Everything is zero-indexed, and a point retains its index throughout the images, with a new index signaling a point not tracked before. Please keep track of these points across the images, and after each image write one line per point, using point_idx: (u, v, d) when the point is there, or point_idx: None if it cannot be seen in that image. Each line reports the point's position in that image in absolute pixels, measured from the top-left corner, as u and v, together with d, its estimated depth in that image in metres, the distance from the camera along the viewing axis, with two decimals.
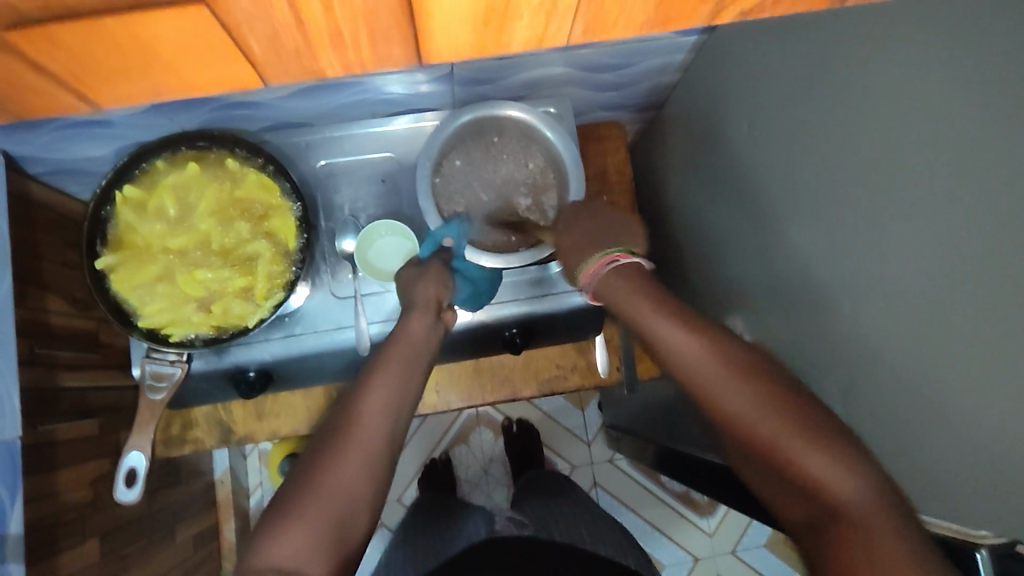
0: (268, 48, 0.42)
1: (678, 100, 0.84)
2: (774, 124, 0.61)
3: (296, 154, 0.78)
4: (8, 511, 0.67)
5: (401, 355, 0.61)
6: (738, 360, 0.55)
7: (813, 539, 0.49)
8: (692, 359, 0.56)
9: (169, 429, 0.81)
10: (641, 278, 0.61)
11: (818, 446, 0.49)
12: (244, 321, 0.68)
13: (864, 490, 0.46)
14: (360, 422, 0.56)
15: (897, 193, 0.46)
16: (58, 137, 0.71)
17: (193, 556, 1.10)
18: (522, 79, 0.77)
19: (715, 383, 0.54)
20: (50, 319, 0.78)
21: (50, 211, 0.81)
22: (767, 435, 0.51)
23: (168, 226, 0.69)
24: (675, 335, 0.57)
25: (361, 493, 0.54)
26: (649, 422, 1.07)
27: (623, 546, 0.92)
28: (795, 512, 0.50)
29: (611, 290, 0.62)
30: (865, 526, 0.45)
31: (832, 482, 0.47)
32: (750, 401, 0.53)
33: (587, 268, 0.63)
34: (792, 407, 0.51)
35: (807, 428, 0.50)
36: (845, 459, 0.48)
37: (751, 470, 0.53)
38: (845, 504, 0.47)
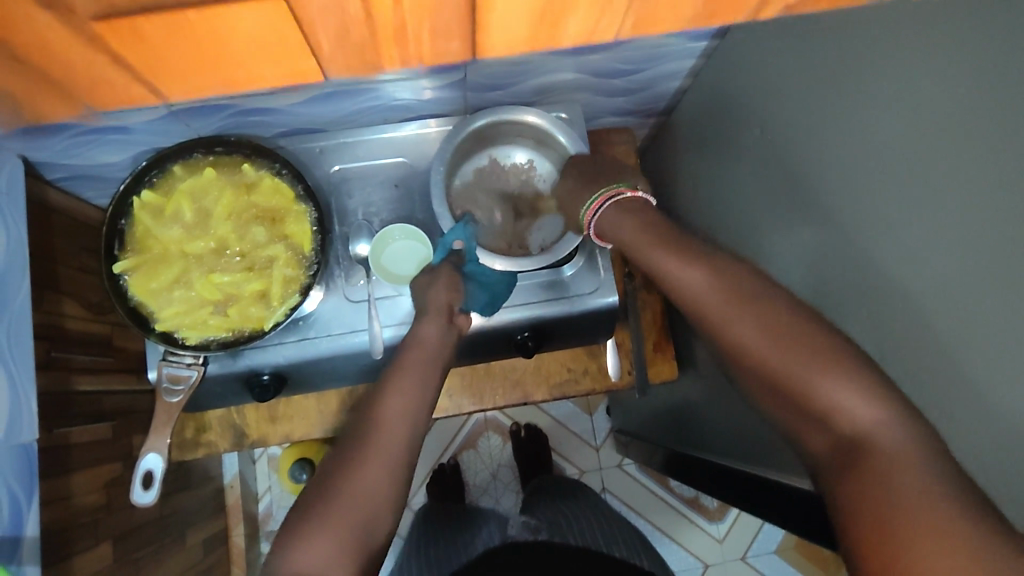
0: None
1: (689, 105, 0.85)
2: (787, 128, 0.62)
3: (310, 160, 0.78)
4: (24, 515, 0.67)
5: (418, 360, 0.62)
6: (754, 296, 0.54)
7: (834, 470, 0.47)
8: (702, 294, 0.57)
9: (183, 432, 0.82)
10: (646, 210, 0.66)
11: (838, 372, 0.48)
12: (260, 324, 0.69)
13: (883, 413, 0.46)
14: (383, 426, 0.57)
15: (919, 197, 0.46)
16: (77, 142, 0.72)
17: (203, 560, 1.10)
18: (535, 85, 0.78)
19: (731, 316, 0.54)
20: (66, 323, 0.79)
21: (67, 216, 0.82)
22: (789, 366, 0.50)
23: (184, 230, 0.69)
24: (687, 271, 0.58)
25: (384, 496, 0.54)
26: (659, 427, 1.06)
27: (635, 543, 0.92)
28: (817, 441, 0.49)
29: (615, 224, 0.66)
30: (886, 455, 0.44)
31: (853, 408, 0.46)
32: (764, 331, 0.52)
33: (585, 213, 0.69)
34: (807, 334, 0.50)
35: (831, 360, 0.49)
36: (863, 385, 0.47)
37: (767, 396, 0.52)
38: (864, 429, 0.46)
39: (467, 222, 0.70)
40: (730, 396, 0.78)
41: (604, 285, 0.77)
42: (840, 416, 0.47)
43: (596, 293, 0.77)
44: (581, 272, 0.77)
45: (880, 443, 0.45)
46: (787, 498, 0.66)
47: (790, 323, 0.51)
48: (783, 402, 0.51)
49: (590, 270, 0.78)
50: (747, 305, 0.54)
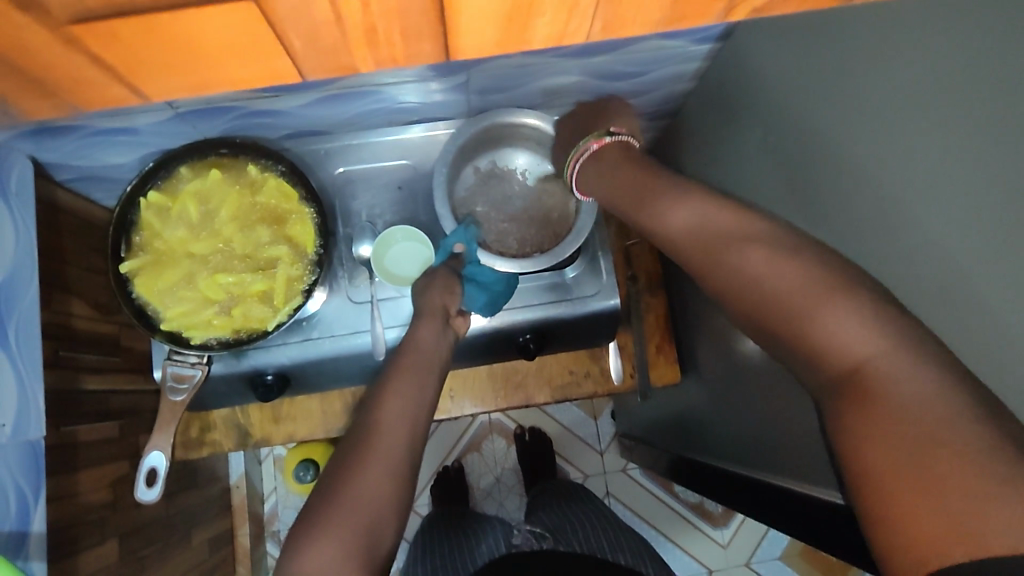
0: (307, 38, 0.39)
1: (693, 107, 0.85)
2: (791, 130, 0.62)
3: (314, 162, 0.79)
4: (31, 511, 0.68)
5: (415, 363, 0.63)
6: (741, 227, 0.50)
7: (835, 401, 0.43)
8: (697, 229, 0.52)
9: (188, 431, 0.82)
10: (626, 157, 0.62)
11: (834, 301, 0.43)
12: (263, 324, 0.70)
13: (881, 339, 0.41)
14: (383, 430, 0.57)
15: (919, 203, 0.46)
16: (86, 144, 0.74)
17: (208, 559, 1.11)
18: (538, 88, 0.78)
19: (730, 245, 0.49)
20: (73, 322, 0.80)
21: (75, 217, 0.84)
22: (781, 296, 0.46)
23: (190, 231, 0.70)
24: (679, 212, 0.54)
25: (387, 500, 0.54)
26: (663, 430, 1.06)
27: (638, 546, 0.92)
28: (815, 371, 0.45)
29: (601, 177, 0.64)
30: (889, 388, 0.40)
31: (850, 337, 0.42)
32: (761, 259, 0.48)
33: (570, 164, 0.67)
34: (797, 261, 0.46)
35: (827, 288, 0.44)
36: (863, 312, 0.42)
37: (759, 330, 0.49)
38: (862, 357, 0.41)
39: (468, 224, 0.71)
40: (733, 400, 0.77)
41: (606, 288, 0.78)
42: (833, 344, 0.43)
43: (599, 295, 0.77)
44: (584, 274, 0.77)
45: (878, 375, 0.40)
46: (790, 503, 0.65)
47: (775, 250, 0.47)
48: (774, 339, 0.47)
49: (592, 273, 0.78)
50: (733, 233, 0.50)
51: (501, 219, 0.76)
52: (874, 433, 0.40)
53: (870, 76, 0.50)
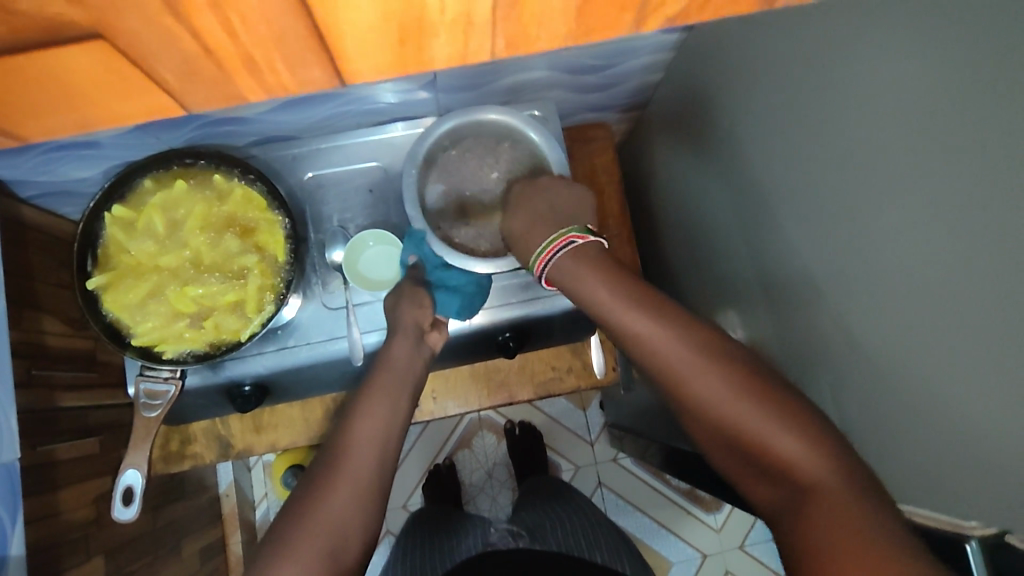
0: (182, 71, 0.36)
1: (664, 97, 0.84)
2: (760, 118, 0.62)
3: (283, 167, 0.78)
4: (9, 534, 0.67)
5: (388, 384, 0.63)
6: (699, 346, 0.56)
7: (782, 515, 0.50)
8: (662, 345, 0.57)
9: (168, 445, 0.81)
10: (597, 258, 0.63)
11: (787, 427, 0.51)
12: (237, 335, 0.69)
13: (823, 460, 0.49)
14: (354, 445, 0.58)
15: (884, 188, 0.46)
16: (47, 159, 0.72)
17: (200, 569, 1.11)
18: (508, 83, 0.78)
19: (687, 368, 0.56)
20: (46, 340, 0.79)
21: (44, 234, 0.83)
22: (738, 417, 0.53)
23: (157, 244, 0.69)
24: (643, 319, 0.58)
25: (354, 523, 0.54)
26: (649, 421, 1.06)
27: (615, 546, 0.92)
28: (772, 492, 0.51)
29: (572, 274, 0.63)
30: (833, 498, 0.47)
31: (802, 459, 0.49)
32: (714, 384, 0.54)
33: (539, 256, 0.65)
34: (750, 388, 0.53)
35: (777, 412, 0.52)
36: (809, 435, 0.50)
37: (719, 448, 0.54)
38: (812, 479, 0.48)
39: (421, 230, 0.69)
40: None
41: None
42: (788, 462, 0.50)
43: None
44: None
45: (825, 490, 0.47)
46: None
47: (722, 374, 0.54)
48: (733, 458, 0.54)
49: None
50: (690, 352, 0.56)
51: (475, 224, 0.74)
52: (805, 533, 0.47)
53: (832, 62, 0.50)
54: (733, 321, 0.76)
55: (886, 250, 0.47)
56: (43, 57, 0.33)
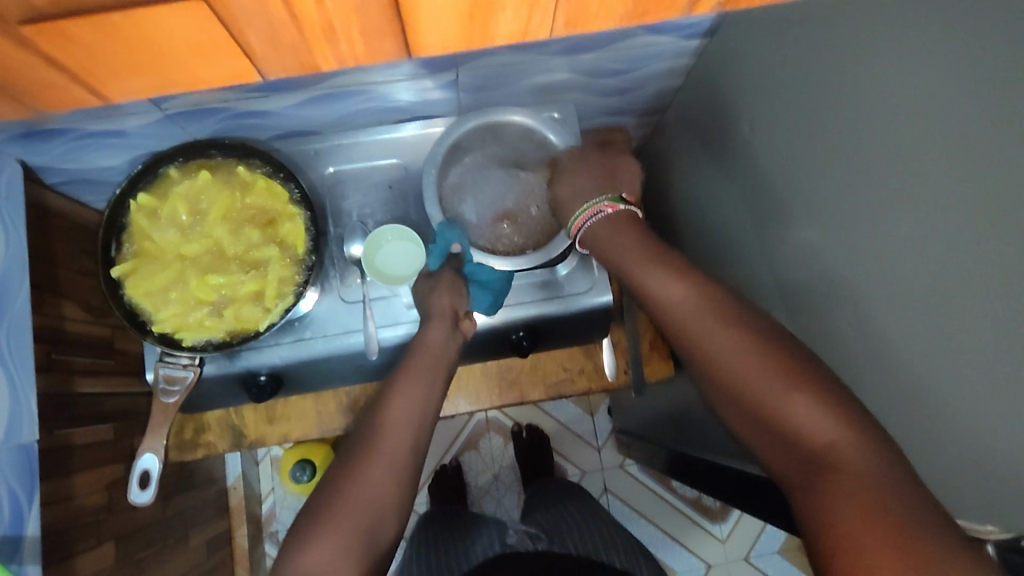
0: (266, 40, 0.47)
1: (682, 103, 0.85)
2: (777, 125, 0.62)
3: (304, 162, 0.79)
4: (25, 514, 0.68)
5: (423, 366, 0.65)
6: (719, 308, 0.58)
7: (801, 485, 0.49)
8: (686, 307, 0.59)
9: (182, 433, 0.81)
10: (632, 224, 0.66)
11: (802, 390, 0.51)
12: (255, 325, 0.69)
13: (844, 428, 0.48)
14: (389, 427, 0.60)
15: (901, 195, 0.47)
16: (74, 147, 0.74)
17: (206, 560, 1.11)
18: (527, 86, 0.78)
19: (704, 329, 0.57)
20: (66, 325, 0.81)
21: (68, 221, 0.84)
22: (750, 377, 0.53)
23: (180, 233, 0.70)
24: (667, 281, 0.61)
25: (388, 504, 0.56)
26: (657, 427, 1.06)
27: (632, 551, 0.92)
28: (782, 459, 0.51)
29: (601, 238, 0.67)
30: (846, 462, 0.46)
31: (813, 423, 0.49)
32: (738, 344, 0.55)
33: (578, 218, 0.69)
34: (762, 352, 0.54)
35: (792, 375, 0.51)
36: (825, 400, 0.49)
37: (733, 411, 0.55)
38: (827, 445, 0.48)
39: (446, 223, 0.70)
40: None
41: (598, 284, 0.78)
42: (800, 426, 0.50)
43: (591, 292, 0.77)
44: (575, 271, 0.78)
45: (842, 459, 0.47)
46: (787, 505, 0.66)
47: (736, 334, 0.55)
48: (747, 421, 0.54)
49: (584, 270, 0.78)
50: (709, 312, 0.57)
51: (485, 216, 0.76)
52: (828, 501, 0.45)
53: (851, 69, 0.51)
54: None
55: (901, 257, 0.47)
56: (143, 20, 0.42)
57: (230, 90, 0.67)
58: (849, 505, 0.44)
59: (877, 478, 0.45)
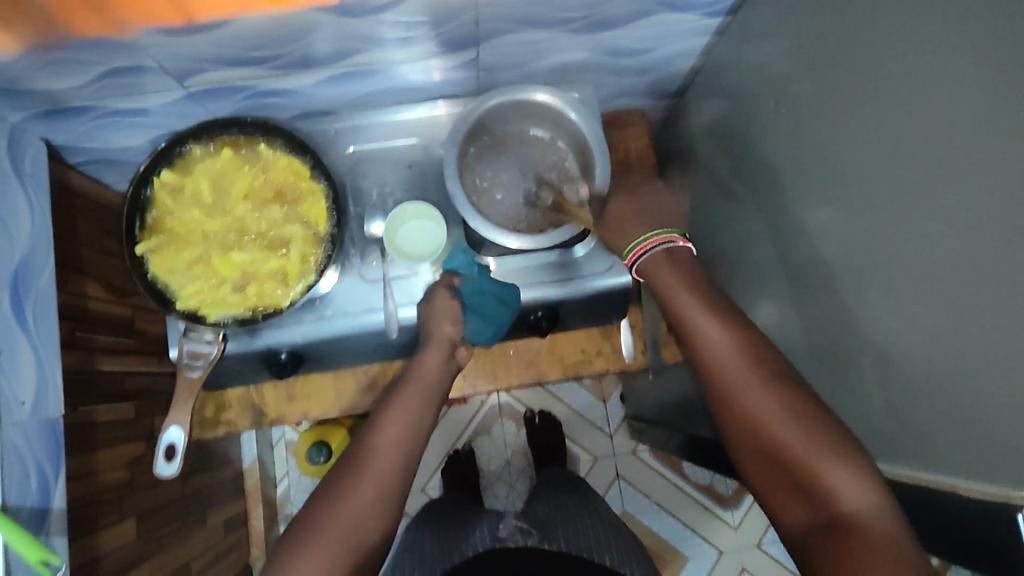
0: None
1: (701, 84, 0.85)
2: (801, 101, 0.62)
3: (325, 142, 0.79)
4: (51, 487, 0.68)
5: (416, 390, 0.65)
6: (757, 364, 0.58)
7: (813, 539, 0.52)
8: (722, 355, 0.59)
9: (203, 410, 0.82)
10: (689, 267, 0.64)
11: (839, 457, 0.52)
12: (278, 302, 0.70)
13: (873, 502, 0.50)
14: (377, 452, 0.60)
15: (934, 164, 0.46)
16: (98, 125, 0.75)
17: (223, 540, 1.13)
18: (548, 65, 0.78)
19: (743, 381, 0.57)
20: (88, 304, 0.81)
21: (89, 200, 0.85)
22: (789, 439, 0.54)
23: (203, 210, 0.71)
24: (711, 330, 0.60)
25: (378, 523, 0.58)
26: (672, 412, 1.06)
27: (624, 548, 0.92)
28: (803, 515, 0.53)
29: (656, 271, 0.65)
30: (871, 539, 0.48)
31: (847, 492, 0.51)
32: (774, 404, 0.56)
33: (640, 245, 0.67)
34: (803, 414, 0.55)
35: (832, 443, 0.53)
36: (860, 469, 0.51)
37: (758, 465, 0.56)
38: (853, 515, 0.50)
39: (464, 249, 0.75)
40: None
41: (617, 265, 0.78)
42: (834, 493, 0.51)
43: (610, 272, 0.77)
44: (592, 252, 0.78)
45: (868, 531, 0.49)
46: None
47: (775, 393, 0.56)
48: (768, 475, 0.56)
49: (602, 251, 0.78)
50: (749, 365, 0.58)
51: (498, 194, 0.75)
52: (841, 563, 0.49)
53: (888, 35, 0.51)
54: (759, 310, 0.76)
55: (930, 227, 0.47)
56: None
57: (254, 65, 0.67)
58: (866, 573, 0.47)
59: (891, 551, 0.48)
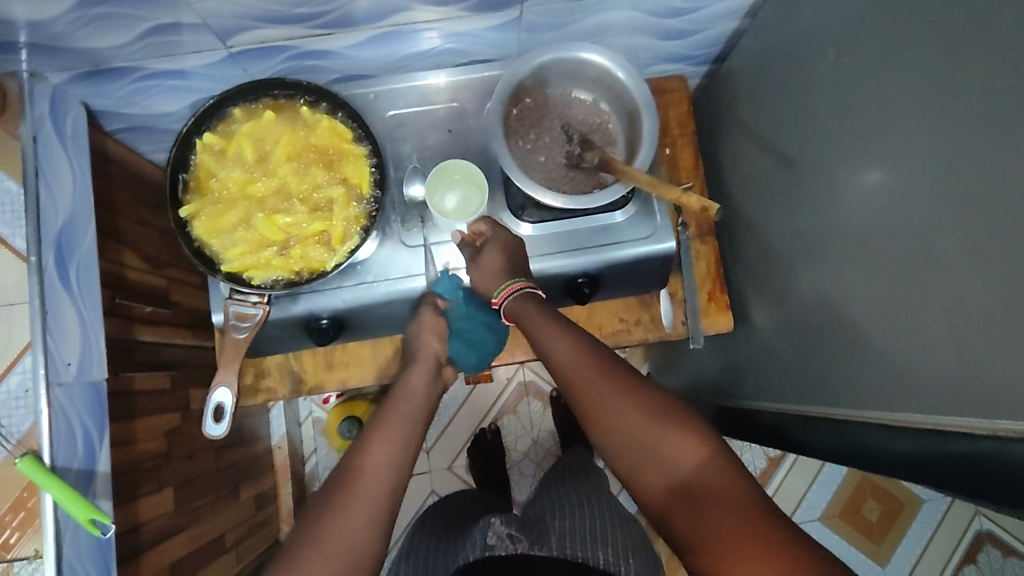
0: None
1: (741, 47, 0.83)
2: (849, 54, 0.60)
3: (364, 106, 0.78)
4: (97, 450, 0.68)
5: (403, 411, 0.64)
6: (583, 365, 0.58)
7: (672, 511, 0.50)
8: (569, 365, 0.59)
9: (243, 378, 0.82)
10: (544, 308, 0.64)
11: (686, 430, 0.53)
12: (322, 266, 0.69)
13: (717, 463, 0.51)
14: (366, 476, 0.58)
15: (995, 110, 0.45)
16: (137, 89, 0.74)
17: (255, 516, 1.13)
18: (588, 25, 0.77)
19: (579, 379, 0.58)
20: (126, 272, 0.81)
21: (125, 169, 0.84)
22: (626, 423, 0.54)
23: (246, 173, 0.70)
24: (554, 342, 0.61)
25: (370, 550, 0.55)
26: (706, 386, 1.05)
27: (625, 544, 0.81)
28: (655, 487, 0.52)
29: (523, 313, 0.65)
30: (732, 501, 0.48)
31: (689, 458, 0.51)
32: (606, 396, 0.56)
33: (507, 287, 0.66)
34: (657, 401, 0.55)
35: (673, 418, 0.54)
36: (698, 440, 0.52)
37: (612, 455, 0.55)
38: (694, 473, 0.51)
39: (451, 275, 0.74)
40: (793, 338, 0.76)
41: (660, 230, 0.77)
42: (670, 460, 0.52)
43: (653, 237, 0.76)
44: (633, 218, 0.77)
45: (717, 492, 0.49)
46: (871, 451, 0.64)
47: (619, 387, 0.56)
48: (623, 462, 0.54)
49: (645, 216, 0.77)
50: (591, 367, 0.58)
51: (542, 155, 0.75)
52: (696, 531, 0.48)
53: None
54: (794, 277, 0.75)
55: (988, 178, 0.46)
56: None
57: (295, 25, 0.66)
58: (711, 538, 0.47)
59: (746, 503, 0.47)
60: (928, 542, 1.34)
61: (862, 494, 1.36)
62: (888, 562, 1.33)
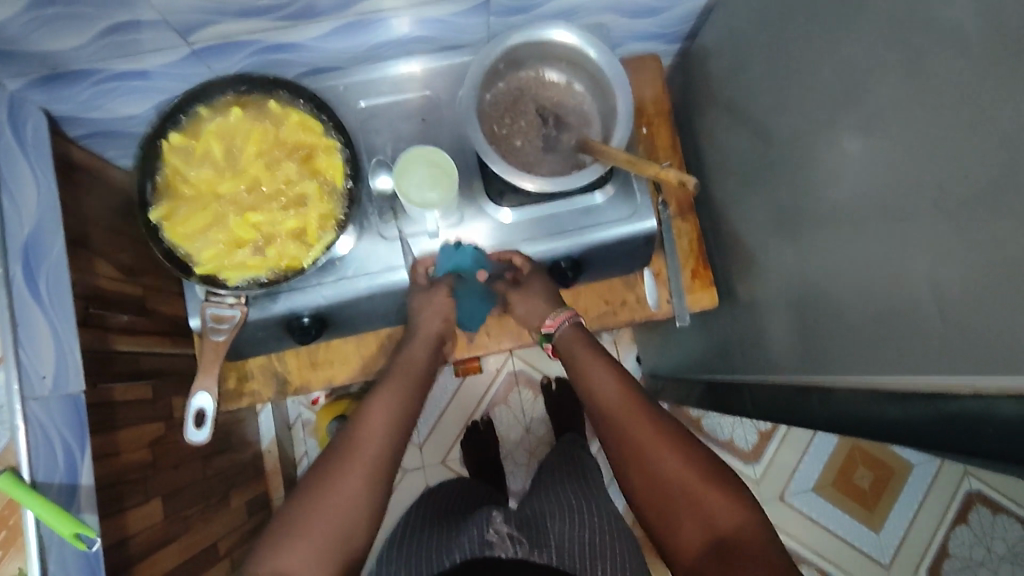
0: None
1: (712, 22, 0.82)
2: (820, 22, 0.60)
3: (334, 98, 0.77)
4: (78, 463, 0.67)
5: (404, 375, 0.74)
6: (633, 402, 0.70)
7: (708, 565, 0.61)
8: (616, 407, 0.70)
9: (226, 382, 0.80)
10: (595, 346, 0.75)
11: (720, 480, 0.65)
12: (299, 263, 0.68)
13: (749, 516, 0.63)
14: (363, 441, 0.68)
15: (967, 67, 0.44)
16: (99, 92, 0.72)
17: (248, 522, 1.12)
18: (558, 6, 0.76)
19: (625, 413, 0.69)
20: (100, 282, 0.79)
21: (92, 176, 0.82)
22: (676, 471, 0.65)
23: (216, 171, 0.68)
24: (605, 382, 0.72)
25: (364, 509, 0.66)
26: (694, 364, 1.05)
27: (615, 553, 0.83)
28: (695, 540, 0.63)
29: (576, 348, 0.75)
30: (757, 550, 0.60)
31: (726, 515, 0.62)
32: (658, 437, 0.67)
33: (557, 315, 0.76)
34: (693, 445, 0.67)
35: (709, 467, 0.65)
36: (733, 495, 0.63)
37: (655, 501, 0.66)
38: (730, 528, 0.62)
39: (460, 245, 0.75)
40: (777, 311, 0.76)
41: (641, 209, 0.76)
42: (712, 513, 0.63)
43: (634, 217, 0.76)
44: (612, 198, 0.76)
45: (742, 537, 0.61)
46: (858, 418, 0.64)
47: (665, 426, 0.68)
48: (665, 510, 0.65)
49: (625, 195, 0.76)
50: (639, 407, 0.70)
51: (518, 140, 0.74)
52: None
53: None
54: (776, 247, 0.75)
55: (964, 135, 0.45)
56: None
57: (256, 17, 0.65)
58: None
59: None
60: (920, 505, 1.35)
61: (853, 463, 1.37)
62: (881, 527, 1.35)
